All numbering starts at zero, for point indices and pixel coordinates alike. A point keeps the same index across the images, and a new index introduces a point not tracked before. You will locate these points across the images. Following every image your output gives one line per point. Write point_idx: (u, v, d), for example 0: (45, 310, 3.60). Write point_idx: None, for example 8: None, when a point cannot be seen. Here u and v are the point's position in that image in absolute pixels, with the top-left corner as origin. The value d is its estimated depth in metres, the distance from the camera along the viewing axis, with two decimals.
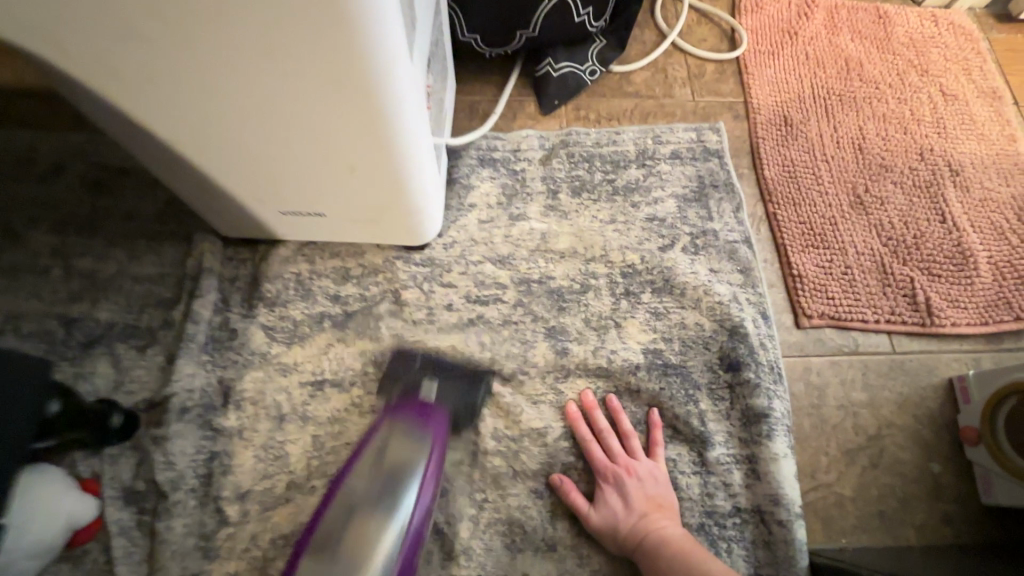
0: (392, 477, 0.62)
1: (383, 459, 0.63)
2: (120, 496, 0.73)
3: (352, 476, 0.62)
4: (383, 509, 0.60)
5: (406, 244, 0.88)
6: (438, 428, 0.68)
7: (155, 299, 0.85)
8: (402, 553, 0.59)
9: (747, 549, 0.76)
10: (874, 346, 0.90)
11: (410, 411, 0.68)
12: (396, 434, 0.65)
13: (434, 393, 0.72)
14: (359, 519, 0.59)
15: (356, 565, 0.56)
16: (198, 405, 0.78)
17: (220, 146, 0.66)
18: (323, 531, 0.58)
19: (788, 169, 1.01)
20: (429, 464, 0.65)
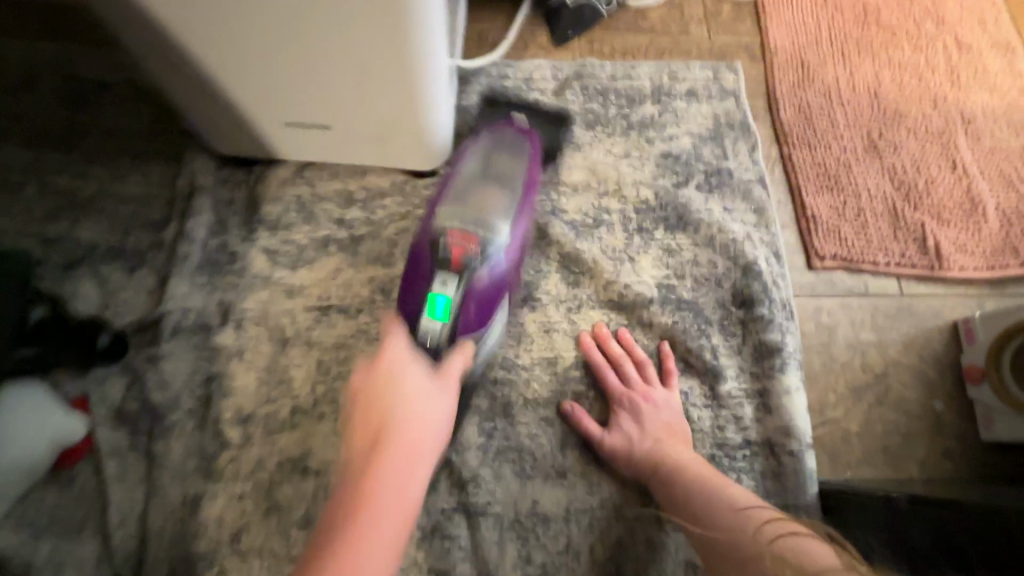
0: (500, 179, 0.73)
1: (493, 160, 0.75)
2: (110, 418, 0.69)
3: (466, 167, 0.73)
4: (499, 194, 0.70)
5: (414, 169, 0.84)
6: (533, 141, 0.79)
7: (144, 218, 0.80)
8: (517, 214, 0.71)
9: (756, 480, 0.76)
10: (883, 288, 0.90)
11: (512, 129, 0.79)
12: (501, 149, 0.76)
13: (523, 118, 0.86)
14: (478, 191, 0.70)
15: (486, 219, 0.66)
16: (194, 327, 0.73)
17: (222, 36, 0.60)
18: (452, 193, 0.69)
19: (804, 111, 0.99)
20: (529, 178, 0.75)
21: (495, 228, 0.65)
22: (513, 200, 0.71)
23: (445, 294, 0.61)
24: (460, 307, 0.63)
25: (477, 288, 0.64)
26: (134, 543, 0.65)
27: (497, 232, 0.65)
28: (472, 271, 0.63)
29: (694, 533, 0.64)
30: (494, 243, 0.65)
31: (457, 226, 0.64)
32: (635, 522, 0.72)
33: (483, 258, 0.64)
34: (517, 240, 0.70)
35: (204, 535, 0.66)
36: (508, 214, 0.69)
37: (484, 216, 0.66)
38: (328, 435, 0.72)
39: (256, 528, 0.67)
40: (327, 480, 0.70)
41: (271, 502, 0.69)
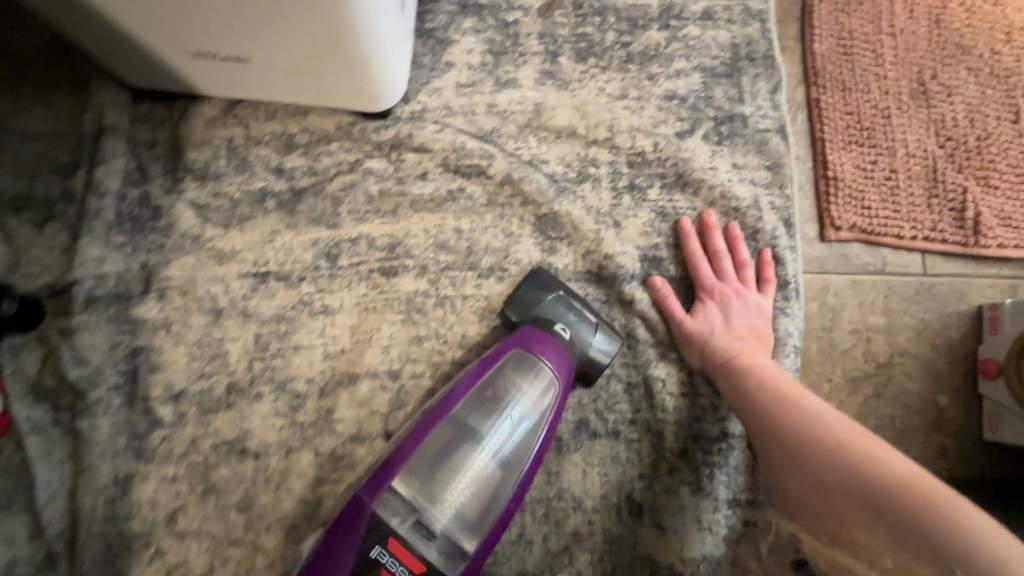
0: (492, 404, 0.56)
1: (494, 391, 0.57)
2: (28, 392, 0.63)
3: (437, 431, 0.54)
4: (473, 461, 0.53)
5: (362, 108, 0.70)
6: (560, 365, 0.61)
7: (50, 162, 0.68)
8: (492, 527, 0.53)
9: (730, 476, 0.70)
10: (903, 266, 0.78)
11: (521, 341, 0.61)
12: (520, 364, 0.59)
13: (568, 332, 0.64)
14: (451, 468, 0.52)
15: (435, 514, 0.50)
16: (114, 294, 0.66)
17: None
18: (411, 463, 0.52)
19: (844, 42, 0.82)
20: (556, 375, 0.59)
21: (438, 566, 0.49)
22: (486, 501, 0.53)
23: None
24: (407, 560, 0.48)
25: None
26: (65, 521, 0.62)
27: (449, 528, 0.51)
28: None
29: (770, 415, 0.63)
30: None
31: (401, 526, 0.50)
32: (593, 513, 0.68)
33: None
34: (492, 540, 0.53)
35: (138, 514, 0.63)
36: (467, 551, 0.51)
37: (434, 507, 0.51)
38: (267, 416, 0.66)
39: (195, 508, 0.64)
40: (267, 462, 0.65)
41: (210, 482, 0.65)
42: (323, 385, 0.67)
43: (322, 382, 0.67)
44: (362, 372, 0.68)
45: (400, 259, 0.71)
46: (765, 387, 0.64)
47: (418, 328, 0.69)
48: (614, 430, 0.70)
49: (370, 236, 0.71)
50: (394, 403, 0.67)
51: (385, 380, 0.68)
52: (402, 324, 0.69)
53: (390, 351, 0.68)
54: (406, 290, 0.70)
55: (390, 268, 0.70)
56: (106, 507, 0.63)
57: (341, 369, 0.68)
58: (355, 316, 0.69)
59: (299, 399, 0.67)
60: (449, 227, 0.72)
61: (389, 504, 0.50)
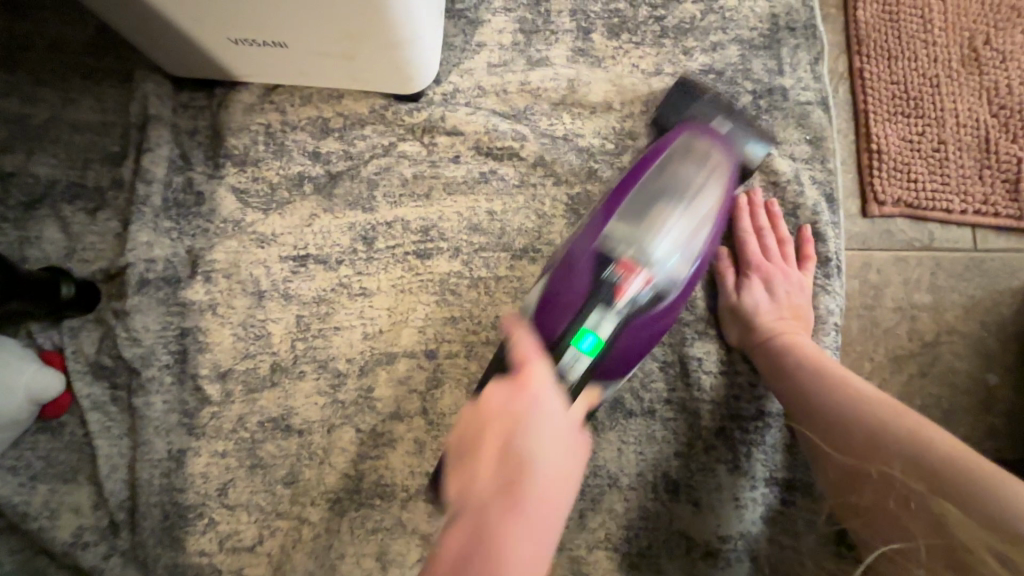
0: (671, 168, 0.62)
1: (667, 174, 0.61)
2: (88, 372, 0.67)
3: (619, 219, 0.59)
4: (659, 215, 0.59)
5: (397, 91, 0.71)
6: (727, 147, 0.65)
7: (101, 151, 0.71)
8: (692, 266, 0.59)
9: (768, 454, 0.69)
10: (951, 241, 0.75)
11: (705, 132, 0.64)
12: (691, 155, 0.63)
13: (726, 126, 0.67)
14: (645, 231, 0.58)
15: (614, 294, 0.54)
16: (165, 278, 0.68)
17: None
18: (622, 208, 0.59)
19: (891, 9, 0.78)
20: (728, 183, 0.63)
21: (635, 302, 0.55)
22: (649, 298, 0.56)
23: (596, 332, 0.53)
24: (632, 270, 0.55)
25: (631, 326, 0.56)
26: (126, 491, 0.65)
27: (663, 259, 0.57)
28: (630, 307, 0.55)
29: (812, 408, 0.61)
30: (611, 321, 0.53)
31: (593, 298, 0.54)
32: (629, 490, 0.68)
33: (647, 291, 0.55)
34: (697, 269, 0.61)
35: (191, 487, 0.66)
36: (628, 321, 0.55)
37: (638, 232, 0.58)
38: (310, 395, 0.68)
39: (244, 482, 0.67)
40: (311, 439, 0.67)
41: (257, 457, 0.67)
42: (363, 364, 0.69)
43: (362, 361, 0.69)
44: (400, 352, 0.69)
45: (435, 241, 0.71)
46: (809, 368, 0.63)
47: (452, 309, 0.70)
48: (651, 409, 0.70)
49: (405, 219, 0.72)
50: (431, 381, 0.69)
51: (422, 359, 0.69)
52: (437, 304, 0.70)
53: (427, 332, 0.69)
54: (441, 271, 0.71)
55: (425, 249, 0.71)
56: (162, 479, 0.66)
57: (379, 349, 0.69)
58: (391, 297, 0.70)
59: (340, 378, 0.69)
60: (482, 208, 0.72)
61: (607, 241, 0.57)
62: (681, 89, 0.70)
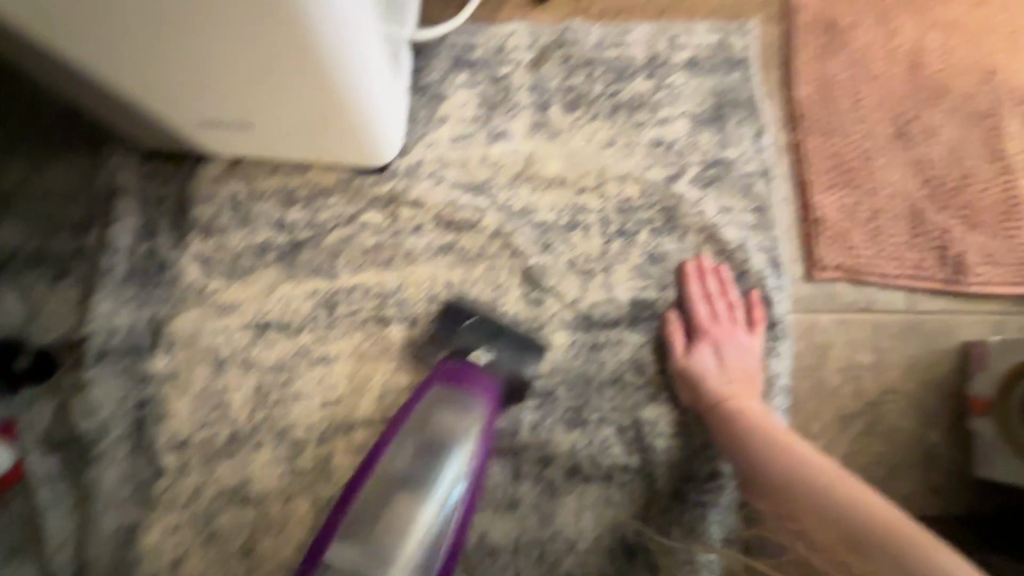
0: (434, 439, 0.61)
1: (432, 434, 0.61)
2: (40, 444, 0.66)
3: (414, 416, 0.62)
4: (466, 418, 0.63)
5: (360, 164, 0.74)
6: (489, 393, 0.65)
7: (65, 220, 0.72)
8: (451, 530, 0.59)
9: (722, 515, 0.71)
10: (889, 304, 0.80)
11: (448, 378, 0.64)
12: (449, 404, 0.63)
13: (486, 358, 0.67)
14: (406, 486, 0.59)
15: (423, 488, 0.59)
16: (124, 347, 0.69)
17: (78, 34, 0.49)
18: (402, 434, 0.61)
19: (825, 88, 0.85)
20: (483, 424, 0.63)
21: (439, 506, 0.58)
22: (438, 529, 0.58)
23: None
24: None
25: None
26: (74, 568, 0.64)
27: (404, 558, 0.56)
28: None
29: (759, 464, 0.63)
30: (413, 548, 0.56)
31: (399, 487, 0.59)
32: (586, 555, 0.69)
33: (416, 554, 0.56)
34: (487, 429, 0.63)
35: (143, 563, 0.65)
36: (435, 555, 0.58)
37: (458, 429, 0.62)
38: (269, 465, 0.68)
39: (198, 555, 0.66)
40: (268, 509, 0.67)
41: (212, 529, 0.66)
42: (322, 432, 0.69)
43: (321, 429, 0.69)
44: (360, 420, 0.70)
45: (396, 307, 0.73)
46: (754, 431, 0.66)
47: (411, 374, 0.71)
48: (607, 473, 0.71)
49: (367, 286, 0.73)
50: None
51: (382, 426, 0.70)
52: (397, 371, 0.71)
53: (386, 399, 0.70)
54: (402, 337, 0.72)
55: (387, 316, 0.73)
56: (113, 555, 0.65)
57: (339, 417, 0.70)
58: (352, 363, 0.71)
59: (299, 446, 0.69)
60: (443, 275, 0.74)
61: (348, 529, 0.57)
62: (448, 315, 0.71)
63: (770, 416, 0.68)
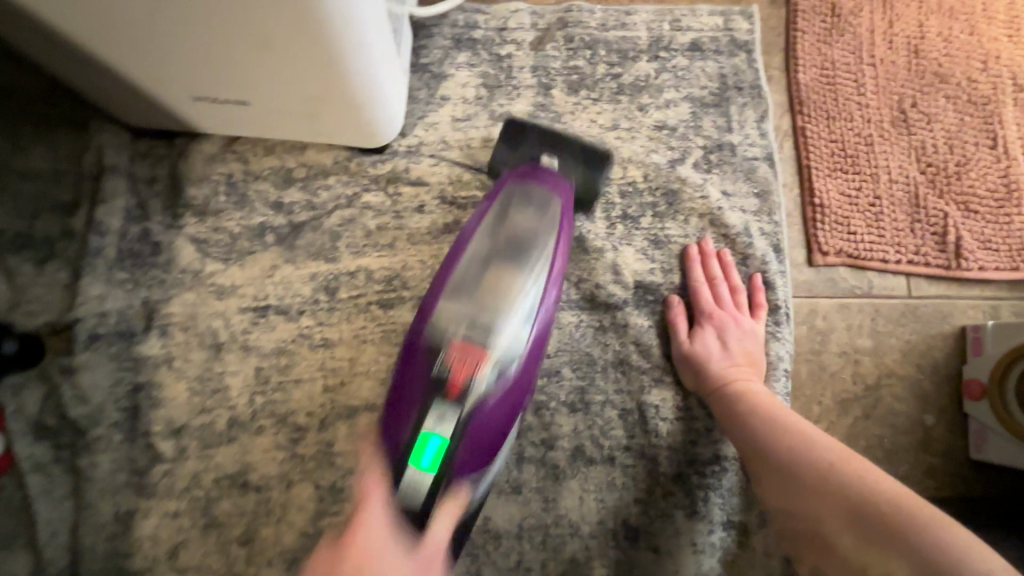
0: (513, 239, 0.59)
1: (509, 229, 0.60)
2: (30, 432, 0.64)
3: (479, 237, 0.60)
4: (513, 281, 0.57)
5: (360, 145, 0.72)
6: (563, 190, 0.64)
7: (51, 201, 0.69)
8: (534, 325, 0.57)
9: (724, 498, 0.71)
10: (888, 289, 0.80)
11: (521, 172, 0.65)
12: (525, 202, 0.62)
13: (554, 161, 0.69)
14: (494, 266, 0.58)
15: (493, 325, 0.55)
16: (117, 331, 0.66)
17: (70, 4, 0.47)
18: (452, 281, 0.58)
19: (827, 73, 0.84)
20: (559, 238, 0.61)
21: (503, 351, 0.54)
22: (509, 358, 0.55)
23: (438, 434, 0.51)
24: (473, 356, 0.53)
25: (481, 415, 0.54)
26: (67, 558, 0.62)
27: (505, 346, 0.54)
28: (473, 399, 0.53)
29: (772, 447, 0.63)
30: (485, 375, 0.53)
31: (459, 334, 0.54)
32: (590, 539, 0.69)
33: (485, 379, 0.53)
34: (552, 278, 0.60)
35: (140, 551, 0.63)
36: (474, 451, 0.54)
37: (521, 274, 0.58)
38: (269, 451, 0.67)
39: (197, 543, 0.64)
40: (269, 495, 0.66)
41: (211, 517, 0.65)
42: (323, 418, 0.68)
43: (322, 415, 0.68)
44: (363, 405, 0.69)
45: (398, 290, 0.72)
46: (757, 414, 0.66)
47: None
48: (611, 457, 0.71)
49: (369, 269, 0.72)
50: None
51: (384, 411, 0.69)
52: (399, 355, 0.70)
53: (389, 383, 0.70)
54: (404, 321, 0.71)
55: (389, 299, 0.72)
56: (108, 544, 0.63)
57: (340, 402, 0.69)
58: (353, 347, 0.70)
59: (300, 432, 0.68)
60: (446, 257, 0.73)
61: (441, 319, 0.56)
62: (507, 133, 0.72)
63: (773, 399, 0.68)
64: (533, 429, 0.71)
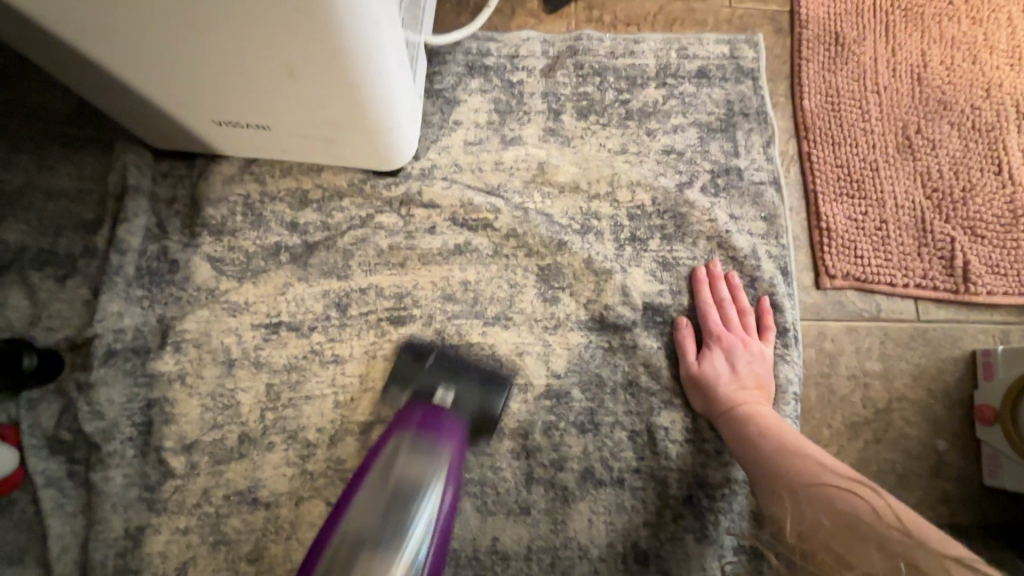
0: (398, 494, 0.56)
1: (395, 481, 0.57)
2: (46, 445, 0.65)
3: (369, 483, 0.58)
4: (431, 468, 0.58)
5: (374, 167, 0.74)
6: (452, 432, 0.62)
7: (75, 219, 0.71)
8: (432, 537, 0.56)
9: (734, 522, 0.71)
10: (895, 312, 0.81)
11: (419, 422, 0.62)
12: (414, 452, 0.59)
13: (449, 396, 0.66)
14: (399, 475, 0.58)
15: (394, 541, 0.54)
16: (133, 347, 0.68)
17: (104, 34, 0.49)
18: (351, 511, 0.56)
19: (832, 100, 0.86)
20: (448, 472, 0.59)
21: (411, 555, 0.53)
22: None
23: None
24: None
25: None
26: (77, 573, 0.62)
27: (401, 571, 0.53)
28: None
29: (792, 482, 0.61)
30: None
31: (366, 530, 0.54)
32: (598, 562, 0.69)
33: None
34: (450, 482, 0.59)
35: (148, 567, 0.63)
36: None
37: (421, 480, 0.58)
38: (279, 467, 0.67)
39: (205, 560, 0.64)
40: (278, 512, 0.66)
41: (221, 533, 0.65)
42: (333, 435, 0.69)
43: (332, 432, 0.69)
44: (373, 422, 0.69)
45: (409, 308, 0.73)
46: (766, 437, 0.66)
47: None
48: (619, 479, 0.71)
49: (380, 288, 0.73)
50: None
51: None
52: None
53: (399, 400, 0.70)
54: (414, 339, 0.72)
55: (399, 317, 0.73)
56: (118, 560, 0.63)
57: (350, 419, 0.69)
58: (364, 365, 0.71)
59: (309, 448, 0.68)
60: (456, 276, 0.74)
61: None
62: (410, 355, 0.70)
63: (783, 423, 0.68)
64: (542, 449, 0.71)
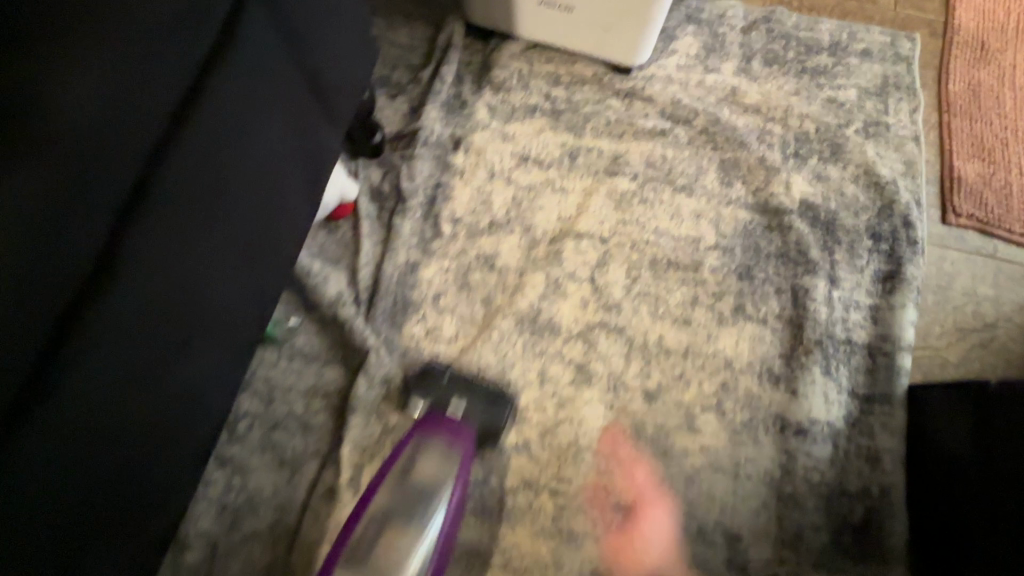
0: (424, 495, 0.68)
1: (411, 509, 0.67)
2: (369, 194, 0.94)
3: (386, 484, 0.69)
4: (442, 480, 0.70)
5: (616, 62, 1.03)
6: (461, 435, 0.75)
7: (405, 62, 1.04)
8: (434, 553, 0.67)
9: (851, 372, 0.88)
10: (1011, 255, 0.97)
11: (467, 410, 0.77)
12: (433, 445, 0.73)
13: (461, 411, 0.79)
14: (400, 513, 0.66)
15: (412, 532, 0.65)
16: (434, 146, 0.96)
17: None
18: (388, 487, 0.69)
19: (973, 88, 1.07)
20: (453, 497, 0.70)
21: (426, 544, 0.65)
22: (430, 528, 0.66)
23: None
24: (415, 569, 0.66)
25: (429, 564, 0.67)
26: (372, 280, 0.89)
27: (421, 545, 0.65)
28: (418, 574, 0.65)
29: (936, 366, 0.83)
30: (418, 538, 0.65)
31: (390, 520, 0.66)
32: (738, 372, 0.88)
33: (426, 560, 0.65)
34: (460, 454, 0.73)
35: (420, 287, 0.89)
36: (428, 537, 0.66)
37: (435, 488, 0.69)
38: (512, 247, 0.92)
39: (454, 293, 0.89)
40: (507, 276, 0.91)
41: (466, 280, 0.90)
42: (554, 234, 0.94)
43: (554, 232, 0.94)
44: (583, 234, 0.94)
45: (621, 166, 0.98)
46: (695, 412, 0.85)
47: (625, 213, 0.96)
48: (764, 318, 0.91)
49: (601, 149, 0.99)
50: (601, 259, 0.93)
51: (598, 242, 0.94)
52: (614, 208, 0.96)
53: (605, 224, 0.95)
54: (622, 187, 0.97)
55: (613, 170, 0.98)
56: (397, 276, 0.89)
57: (569, 226, 0.94)
58: (582, 196, 0.96)
59: (535, 240, 0.93)
60: (657, 152, 1.00)
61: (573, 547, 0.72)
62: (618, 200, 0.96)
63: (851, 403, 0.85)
64: (707, 283, 0.93)
